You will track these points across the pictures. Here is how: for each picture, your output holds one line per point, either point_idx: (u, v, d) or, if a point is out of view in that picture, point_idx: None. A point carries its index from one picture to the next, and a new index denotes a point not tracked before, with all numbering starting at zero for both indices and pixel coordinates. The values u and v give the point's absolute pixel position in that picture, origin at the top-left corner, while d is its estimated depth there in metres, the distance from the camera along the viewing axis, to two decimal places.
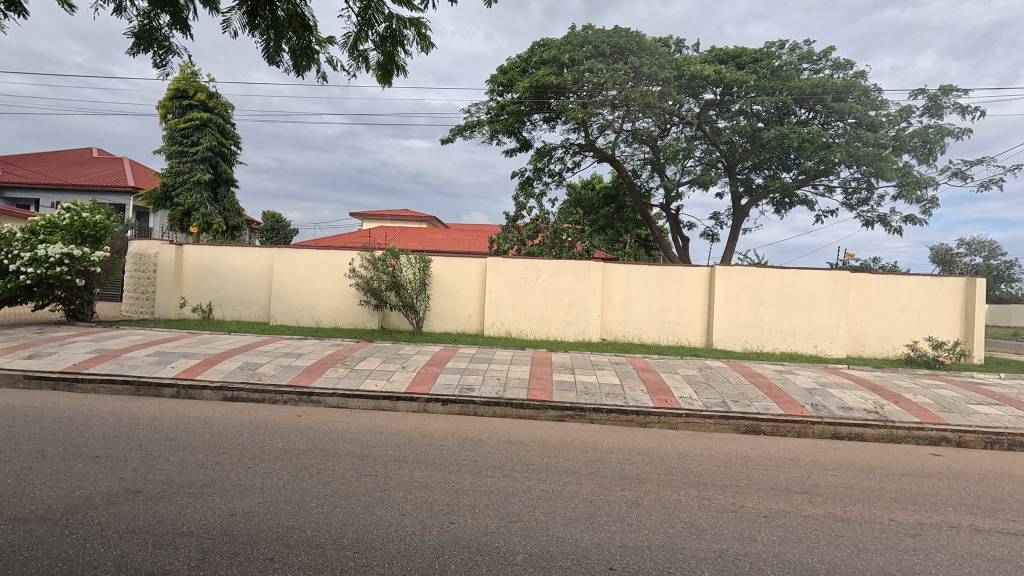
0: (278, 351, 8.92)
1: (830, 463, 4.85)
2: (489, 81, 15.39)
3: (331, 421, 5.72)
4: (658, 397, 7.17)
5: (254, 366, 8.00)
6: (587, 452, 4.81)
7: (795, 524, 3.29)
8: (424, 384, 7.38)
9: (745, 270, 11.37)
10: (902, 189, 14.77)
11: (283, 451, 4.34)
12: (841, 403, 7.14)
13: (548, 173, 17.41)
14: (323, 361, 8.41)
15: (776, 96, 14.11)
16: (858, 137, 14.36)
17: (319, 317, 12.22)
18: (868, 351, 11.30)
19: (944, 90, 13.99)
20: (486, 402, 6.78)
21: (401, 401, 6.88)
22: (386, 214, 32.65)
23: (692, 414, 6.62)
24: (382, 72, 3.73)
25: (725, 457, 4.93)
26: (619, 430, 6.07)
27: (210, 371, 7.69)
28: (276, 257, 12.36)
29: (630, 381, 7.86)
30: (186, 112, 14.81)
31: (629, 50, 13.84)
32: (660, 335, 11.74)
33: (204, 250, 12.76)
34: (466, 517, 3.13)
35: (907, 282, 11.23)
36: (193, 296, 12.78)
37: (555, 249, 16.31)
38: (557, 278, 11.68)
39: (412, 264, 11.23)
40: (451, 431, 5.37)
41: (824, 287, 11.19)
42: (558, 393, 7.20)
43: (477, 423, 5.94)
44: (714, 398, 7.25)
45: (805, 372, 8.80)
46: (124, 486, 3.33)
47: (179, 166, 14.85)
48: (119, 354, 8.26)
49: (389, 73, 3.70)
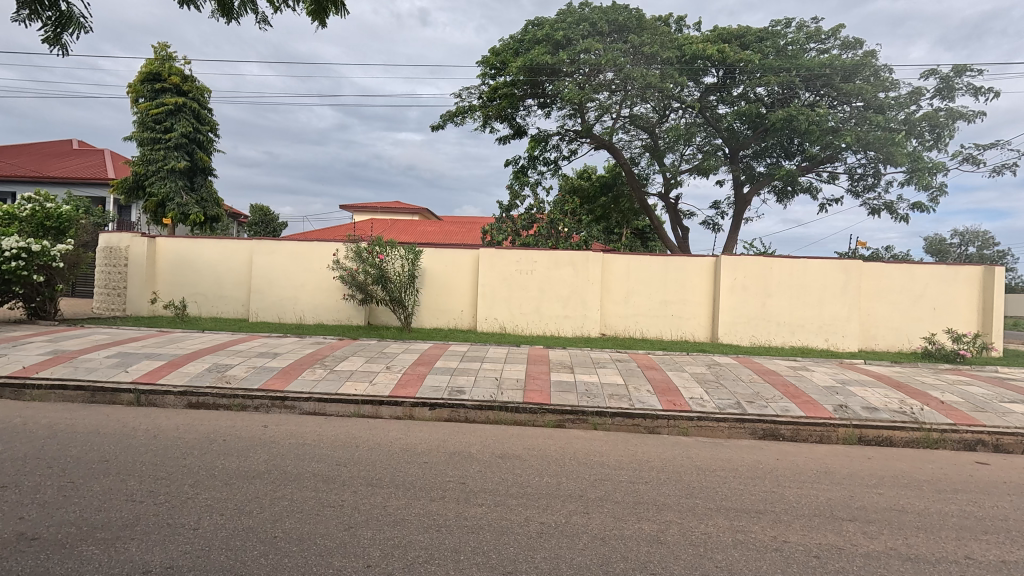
0: (254, 350, 8.24)
1: (871, 477, 4.24)
2: (481, 62, 14.67)
3: (302, 432, 5.04)
4: (666, 398, 6.56)
5: (223, 368, 7.30)
6: (593, 468, 4.16)
7: (856, 568, 2.67)
8: (411, 387, 6.69)
9: (752, 259, 10.77)
10: (912, 175, 14.17)
11: (235, 474, 3.66)
12: (865, 403, 6.56)
13: (544, 162, 16.73)
14: (301, 361, 7.72)
15: (782, 77, 13.43)
16: (868, 120, 13.69)
17: (302, 314, 11.51)
18: (880, 343, 10.74)
19: (957, 70, 13.36)
20: (478, 406, 6.15)
21: (385, 406, 6.24)
22: (377, 207, 31.76)
23: (703, 417, 6.02)
24: (314, 8, 3.04)
25: (751, 471, 4.30)
26: (626, 438, 5.46)
27: (174, 374, 6.98)
28: (255, 250, 11.61)
29: (634, 380, 7.23)
30: (158, 96, 13.97)
31: (629, 28, 13.16)
32: (663, 329, 11.13)
33: (178, 243, 12.00)
34: (448, 569, 2.48)
35: (922, 270, 10.64)
36: (166, 291, 12.04)
37: (551, 240, 15.62)
38: (554, 270, 11.02)
39: (401, 256, 10.51)
40: (438, 444, 4.71)
41: (835, 277, 10.59)
42: (558, 394, 6.55)
43: (467, 432, 5.30)
44: (728, 398, 6.64)
45: (821, 369, 8.21)
46: (16, 531, 2.66)
47: (151, 153, 14.04)
48: (76, 356, 7.54)
49: (323, 9, 3.04)
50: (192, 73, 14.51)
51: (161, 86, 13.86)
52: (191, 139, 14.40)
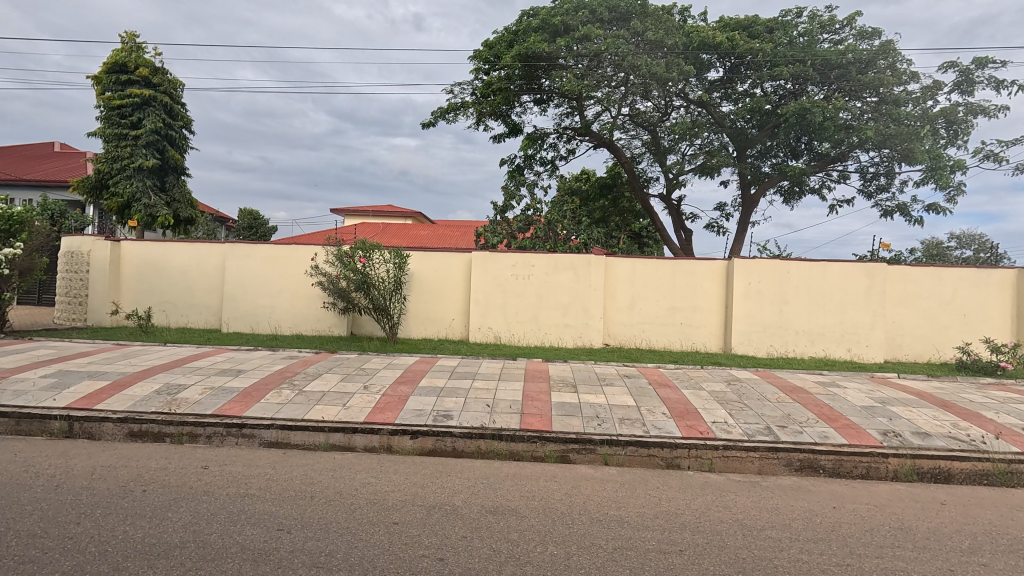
0: (215, 367, 7.28)
1: (963, 538, 3.35)
2: (474, 56, 13.81)
3: (251, 474, 4.10)
4: (685, 423, 5.65)
5: (176, 390, 6.32)
6: (609, 530, 3.26)
7: None
8: (390, 411, 5.75)
9: (768, 262, 9.88)
10: (933, 174, 13.27)
11: (133, 552, 2.73)
12: (913, 427, 5.70)
13: (540, 161, 15.87)
14: (267, 380, 6.78)
15: (795, 67, 12.59)
16: (885, 115, 12.81)
17: (279, 324, 10.57)
18: (905, 353, 9.92)
19: (978, 63, 12.59)
20: (468, 436, 5.24)
21: (359, 434, 5.31)
22: (368, 210, 30.77)
23: (730, 446, 5.15)
24: None
25: (810, 530, 3.39)
26: (642, 476, 4.54)
27: (117, 398, 6.00)
28: (227, 255, 10.67)
29: (647, 401, 6.34)
30: (125, 88, 13.04)
31: (632, 15, 12.26)
32: (671, 339, 10.26)
33: (144, 247, 11.04)
34: None
35: (950, 274, 9.82)
36: (131, 300, 11.09)
37: (548, 243, 14.73)
38: (553, 275, 10.12)
39: (386, 260, 9.56)
40: (414, 492, 3.78)
41: (858, 282, 9.69)
42: (560, 419, 5.62)
43: (453, 472, 4.37)
44: (756, 422, 5.74)
45: (853, 384, 7.33)
46: None
47: (116, 150, 13.09)
48: (6, 376, 6.56)
49: None
50: (163, 66, 13.63)
51: (128, 78, 12.94)
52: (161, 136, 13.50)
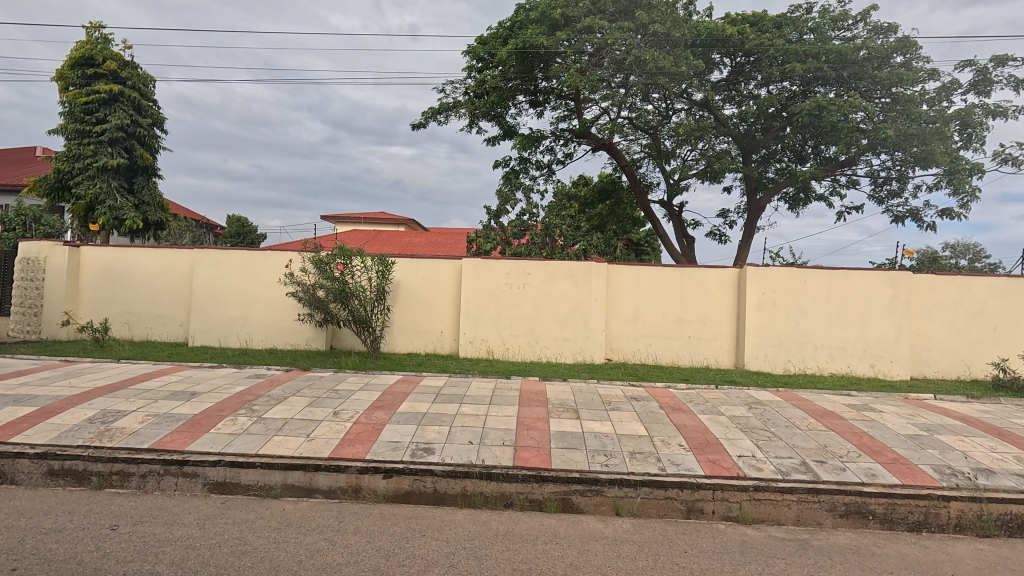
0: (167, 390, 6.37)
1: None
2: (466, 53, 13.10)
3: (167, 539, 3.20)
4: (706, 457, 4.81)
5: (114, 417, 5.42)
6: None
7: None
8: (360, 444, 4.85)
9: (784, 270, 9.08)
10: (950, 178, 12.56)
11: None
12: (972, 462, 4.88)
13: (536, 164, 15.12)
14: (224, 405, 5.88)
15: (806, 64, 11.88)
16: (900, 114, 12.12)
17: (250, 336, 9.69)
18: (932, 369, 9.14)
19: (995, 61, 11.97)
20: (450, 476, 4.37)
21: (321, 473, 4.43)
22: (360, 217, 29.98)
23: (762, 488, 4.30)
24: None
25: None
26: (663, 531, 3.68)
27: (40, 428, 5.08)
28: (194, 262, 9.77)
29: (660, 428, 5.50)
30: (90, 83, 12.24)
31: (635, 6, 11.53)
32: (678, 353, 9.45)
33: (106, 252, 10.14)
34: None
35: (980, 283, 9.05)
36: (91, 310, 10.17)
37: (544, 250, 13.94)
38: (550, 284, 9.29)
39: (366, 268, 8.69)
40: (373, 568, 2.90)
41: (882, 292, 8.89)
42: (561, 454, 4.76)
43: (427, 530, 3.50)
44: (789, 457, 4.88)
45: (889, 408, 6.51)
46: None
47: (79, 148, 12.25)
48: None
49: None
50: (133, 60, 12.86)
51: (94, 71, 12.15)
52: (128, 134, 12.65)
